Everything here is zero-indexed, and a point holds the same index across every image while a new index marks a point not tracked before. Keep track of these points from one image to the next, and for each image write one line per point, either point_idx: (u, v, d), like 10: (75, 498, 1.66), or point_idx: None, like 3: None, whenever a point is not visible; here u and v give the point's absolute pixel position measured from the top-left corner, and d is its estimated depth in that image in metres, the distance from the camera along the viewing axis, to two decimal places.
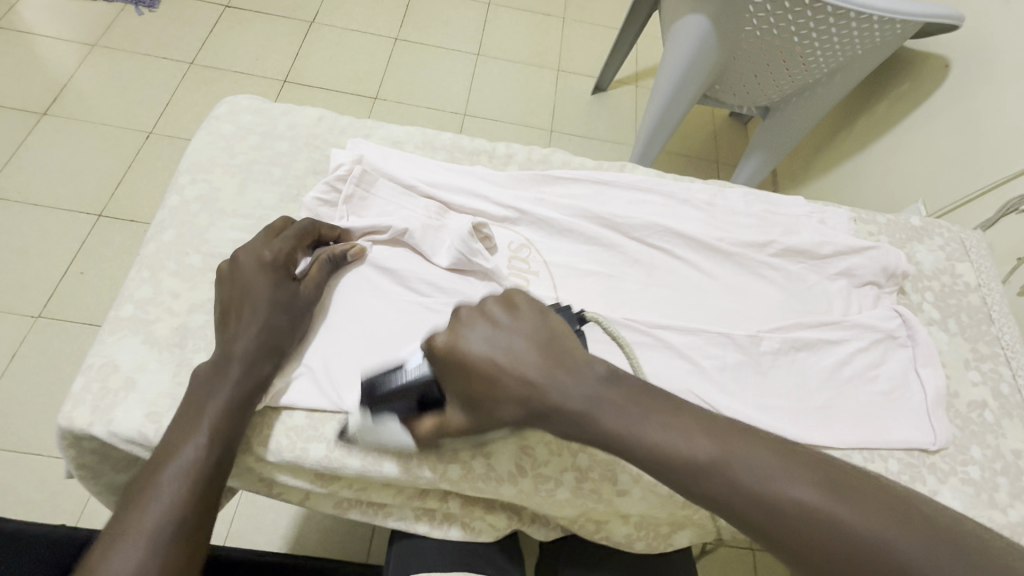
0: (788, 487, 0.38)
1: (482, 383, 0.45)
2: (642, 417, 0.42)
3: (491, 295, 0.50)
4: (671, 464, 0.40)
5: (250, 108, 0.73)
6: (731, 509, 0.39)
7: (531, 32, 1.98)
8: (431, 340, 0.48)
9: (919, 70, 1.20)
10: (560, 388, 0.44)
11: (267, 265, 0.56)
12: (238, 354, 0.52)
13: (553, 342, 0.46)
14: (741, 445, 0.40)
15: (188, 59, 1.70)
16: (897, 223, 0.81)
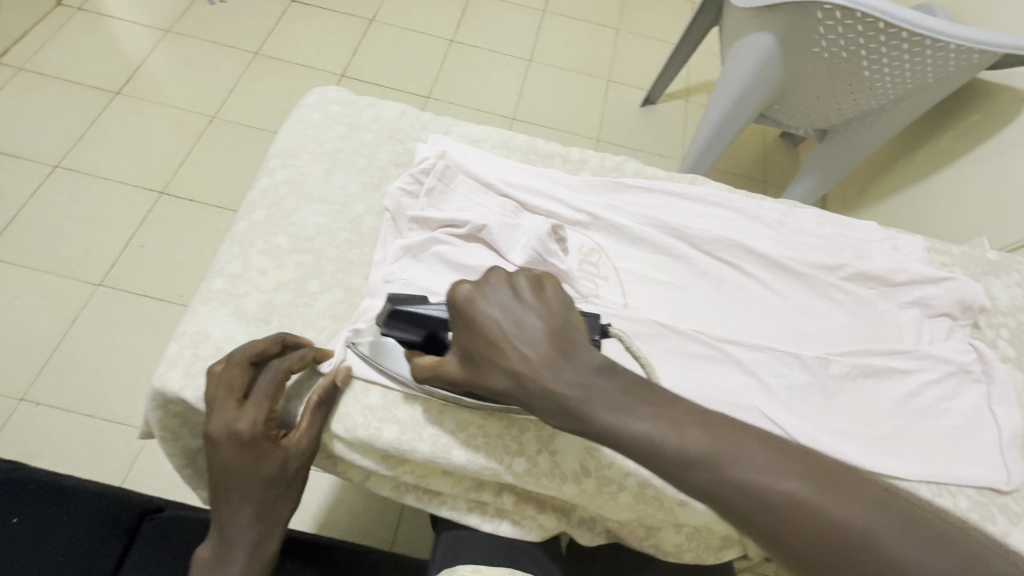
0: (774, 480, 0.38)
1: (484, 345, 0.45)
2: (633, 410, 0.41)
3: (522, 272, 0.48)
4: (660, 456, 0.40)
5: (338, 100, 0.76)
6: (718, 502, 0.39)
7: (585, 41, 2.00)
8: (453, 288, 0.46)
9: (993, 100, 1.16)
10: (558, 378, 0.43)
11: (243, 442, 0.50)
12: (245, 510, 0.51)
13: (564, 334, 0.45)
14: (729, 441, 0.40)
15: (252, 49, 1.76)
16: (972, 255, 0.79)
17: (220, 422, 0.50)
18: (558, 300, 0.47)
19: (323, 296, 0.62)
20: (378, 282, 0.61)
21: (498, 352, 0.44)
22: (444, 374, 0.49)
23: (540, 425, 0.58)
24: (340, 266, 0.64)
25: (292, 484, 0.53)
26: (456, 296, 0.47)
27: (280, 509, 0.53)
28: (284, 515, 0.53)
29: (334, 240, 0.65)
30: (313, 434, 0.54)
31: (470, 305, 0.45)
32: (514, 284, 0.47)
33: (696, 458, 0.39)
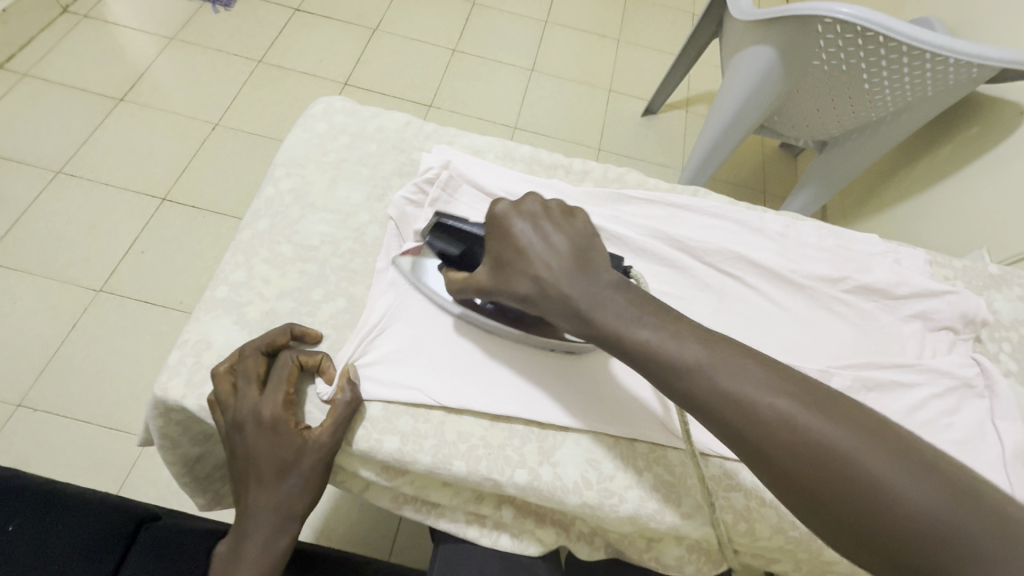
0: (764, 394, 0.40)
1: (511, 250, 0.50)
2: (637, 321, 0.45)
3: (554, 200, 0.53)
4: (657, 362, 0.43)
5: (343, 109, 0.76)
6: (702, 408, 0.41)
7: (587, 52, 2.01)
8: (493, 203, 0.52)
9: (992, 114, 1.16)
10: (574, 286, 0.47)
11: (259, 426, 0.51)
12: (263, 497, 0.51)
13: (586, 253, 0.48)
14: (726, 357, 0.41)
15: (257, 57, 1.77)
16: (973, 268, 0.80)
17: (239, 406, 0.52)
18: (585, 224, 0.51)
19: (326, 305, 0.62)
20: (382, 292, 0.61)
21: (522, 259, 0.49)
22: (471, 285, 0.53)
23: (542, 436, 0.58)
24: (343, 275, 0.64)
25: (308, 479, 0.53)
26: (493, 213, 0.52)
27: (297, 502, 0.53)
28: (298, 510, 0.53)
29: (338, 249, 0.65)
30: (337, 429, 0.54)
31: (504, 218, 0.51)
32: (546, 204, 0.52)
33: (689, 366, 0.42)
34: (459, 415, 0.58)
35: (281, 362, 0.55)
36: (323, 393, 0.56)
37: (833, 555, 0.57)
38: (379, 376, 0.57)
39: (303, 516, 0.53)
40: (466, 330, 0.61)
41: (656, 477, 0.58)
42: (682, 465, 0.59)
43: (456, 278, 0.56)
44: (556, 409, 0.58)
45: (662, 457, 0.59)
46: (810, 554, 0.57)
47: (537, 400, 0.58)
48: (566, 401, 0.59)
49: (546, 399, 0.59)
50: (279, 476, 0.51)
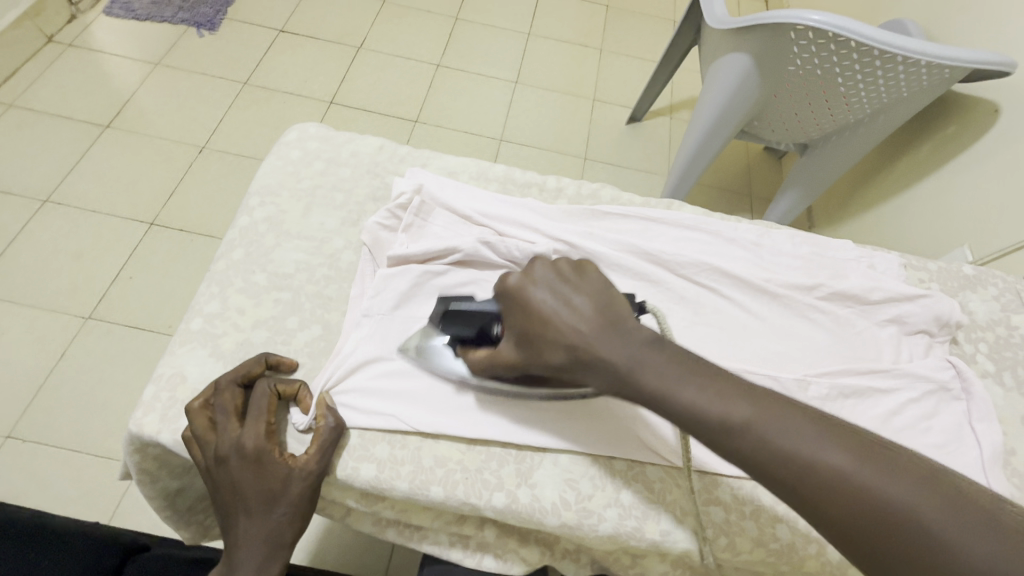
0: (816, 450, 0.38)
1: (536, 320, 0.47)
2: (678, 379, 0.42)
3: (562, 257, 0.51)
4: (701, 423, 0.41)
5: (317, 135, 0.77)
6: (754, 467, 0.39)
7: (569, 63, 2.03)
8: (504, 276, 0.50)
9: (967, 113, 1.18)
10: (609, 346, 0.44)
11: (242, 458, 0.51)
12: (252, 530, 0.50)
13: (609, 309, 0.46)
14: (773, 414, 0.40)
15: (242, 80, 1.79)
16: (948, 270, 0.80)
17: (220, 441, 0.52)
18: (599, 277, 0.49)
19: (301, 333, 0.62)
20: (357, 317, 0.62)
21: (547, 327, 0.46)
22: (500, 362, 0.51)
23: (520, 457, 0.58)
24: (318, 302, 0.64)
25: (299, 504, 0.52)
26: (507, 284, 0.50)
27: (286, 531, 0.51)
28: (290, 538, 0.51)
29: (312, 276, 0.65)
30: (323, 457, 0.54)
31: (522, 291, 0.48)
32: (557, 266, 0.50)
33: (734, 426, 0.40)
34: (436, 439, 0.58)
35: (259, 392, 0.55)
36: (299, 422, 0.56)
37: (815, 566, 0.57)
38: (359, 403, 0.57)
39: (294, 545, 0.52)
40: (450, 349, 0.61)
41: (635, 494, 0.57)
42: (661, 481, 0.59)
43: (480, 358, 0.53)
44: (533, 429, 0.58)
45: (640, 473, 0.59)
46: (792, 566, 0.57)
47: (514, 421, 0.59)
48: (543, 421, 0.59)
49: (531, 421, 0.59)
50: (270, 504, 0.51)
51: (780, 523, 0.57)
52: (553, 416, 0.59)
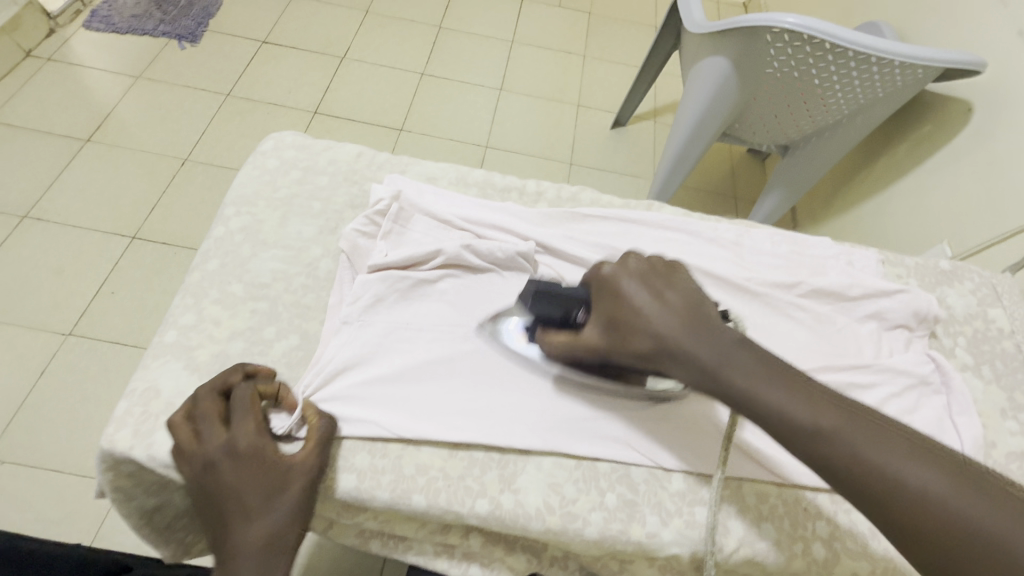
0: (910, 468, 0.40)
1: (628, 311, 0.50)
2: (768, 382, 0.44)
3: (656, 256, 0.54)
4: (790, 429, 0.43)
5: (294, 144, 0.76)
6: (843, 479, 0.41)
7: (553, 69, 2.05)
8: (600, 265, 0.54)
9: (941, 112, 1.20)
10: (699, 343, 0.47)
11: (236, 456, 0.50)
12: (251, 530, 0.47)
13: (698, 307, 0.50)
14: (862, 429, 0.41)
15: (225, 91, 1.78)
16: (925, 265, 0.81)
17: (210, 444, 0.50)
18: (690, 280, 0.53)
19: (278, 343, 0.61)
20: (337, 326, 0.61)
21: (636, 316, 0.50)
22: (582, 347, 0.54)
23: (502, 463, 0.57)
24: (295, 312, 0.63)
25: (298, 500, 0.50)
26: (602, 274, 0.54)
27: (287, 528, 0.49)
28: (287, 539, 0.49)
29: (290, 286, 0.65)
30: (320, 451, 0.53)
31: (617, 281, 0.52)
32: (650, 261, 0.53)
33: (827, 434, 0.41)
34: (418, 446, 0.57)
35: (243, 394, 0.54)
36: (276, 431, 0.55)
37: (802, 565, 0.56)
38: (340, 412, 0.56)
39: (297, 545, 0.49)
40: (436, 353, 0.61)
41: (619, 496, 0.57)
42: (646, 483, 0.58)
43: (562, 341, 0.55)
44: (515, 434, 0.58)
45: (624, 476, 0.58)
46: (779, 566, 0.56)
47: (496, 427, 0.58)
48: (526, 424, 0.58)
49: (514, 425, 0.58)
50: (268, 497, 0.49)
51: (765, 523, 0.57)
52: (537, 420, 0.59)
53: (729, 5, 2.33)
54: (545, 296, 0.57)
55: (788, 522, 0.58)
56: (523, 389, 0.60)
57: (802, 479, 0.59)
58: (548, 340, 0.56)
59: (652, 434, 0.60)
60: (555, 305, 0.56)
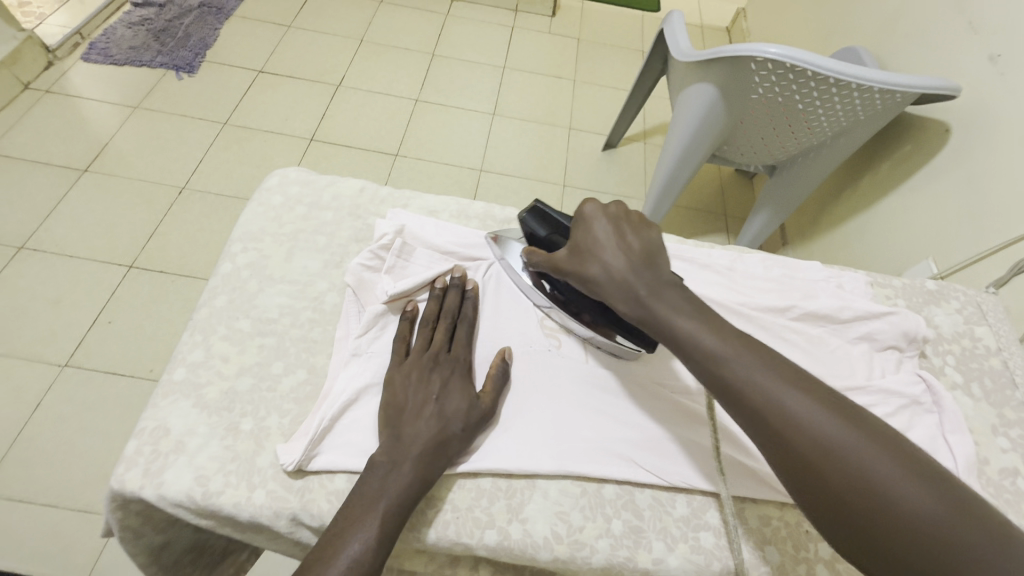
0: (790, 391, 0.45)
1: (591, 244, 0.59)
2: (685, 314, 0.52)
3: (634, 210, 0.62)
4: (693, 347, 0.50)
5: (298, 180, 0.78)
6: (728, 391, 0.47)
7: (544, 94, 2.10)
8: (583, 203, 0.62)
9: (922, 133, 1.25)
10: (638, 276, 0.56)
11: (429, 370, 0.59)
12: (429, 434, 0.55)
13: (652, 255, 0.57)
14: (752, 357, 0.48)
15: (222, 120, 1.81)
16: (912, 286, 0.84)
17: (412, 361, 0.60)
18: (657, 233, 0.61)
19: (286, 378, 0.62)
20: (345, 358, 0.62)
21: (594, 246, 0.59)
22: (550, 264, 0.63)
23: (510, 493, 0.58)
24: (303, 346, 0.64)
25: (465, 440, 0.57)
26: (582, 210, 0.62)
27: (450, 449, 0.55)
28: (354, 555, 0.47)
29: (297, 320, 0.66)
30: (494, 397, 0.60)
31: (593, 218, 0.61)
32: (627, 211, 0.62)
33: (727, 357, 0.48)
34: None
35: (444, 326, 0.63)
36: (287, 464, 0.55)
37: None
38: (350, 448, 0.56)
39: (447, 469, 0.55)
40: None
41: (625, 523, 0.58)
42: (651, 509, 0.59)
43: (540, 254, 0.65)
44: (523, 461, 0.58)
45: (629, 502, 0.59)
46: None
47: (504, 454, 0.58)
48: (535, 449, 0.59)
49: (521, 454, 0.59)
50: (447, 423, 0.56)
51: (769, 546, 0.58)
52: (545, 446, 0.60)
53: (713, 31, 2.42)
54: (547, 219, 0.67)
55: (792, 544, 0.59)
56: (527, 417, 0.61)
57: None
58: (532, 253, 0.66)
59: (659, 460, 0.60)
60: (545, 228, 0.66)
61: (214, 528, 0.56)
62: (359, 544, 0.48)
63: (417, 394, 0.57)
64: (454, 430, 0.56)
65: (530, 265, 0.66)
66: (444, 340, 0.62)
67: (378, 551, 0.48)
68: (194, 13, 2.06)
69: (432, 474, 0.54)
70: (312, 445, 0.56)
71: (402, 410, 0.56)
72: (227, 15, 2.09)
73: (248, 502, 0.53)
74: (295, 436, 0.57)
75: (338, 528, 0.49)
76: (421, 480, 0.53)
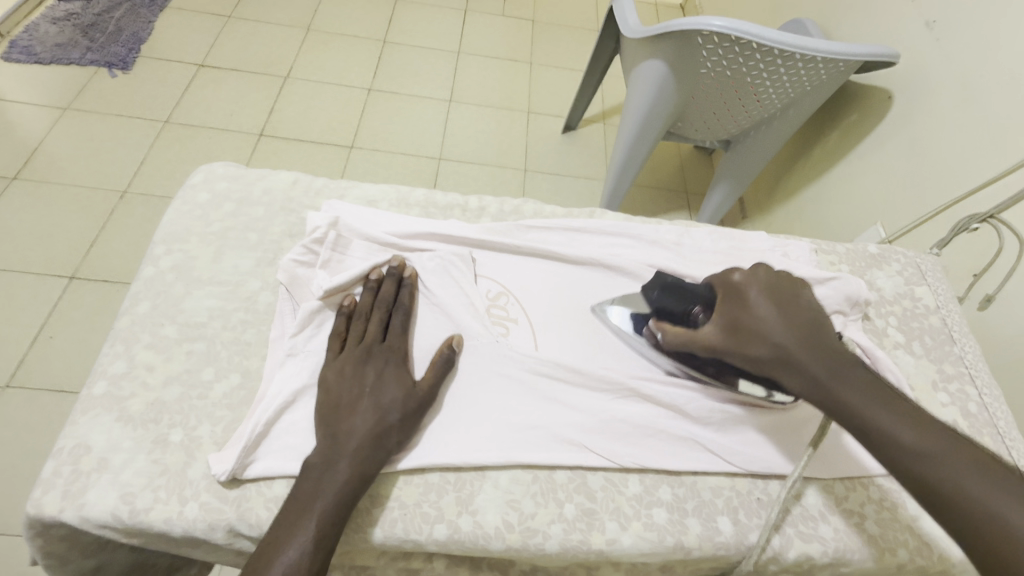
0: (996, 495, 0.42)
1: (750, 320, 0.55)
2: (874, 405, 0.48)
3: (783, 273, 0.59)
4: (885, 441, 0.46)
5: (226, 175, 0.74)
6: (935, 495, 0.44)
7: (501, 77, 2.06)
8: (731, 271, 0.60)
9: (867, 101, 1.27)
10: (813, 358, 0.51)
11: (363, 367, 0.57)
12: (361, 429, 0.53)
13: (818, 331, 0.54)
14: (944, 452, 0.45)
15: (162, 118, 1.72)
16: (855, 251, 0.86)
17: (344, 359, 0.58)
18: (809, 299, 0.58)
19: (219, 384, 0.58)
20: (280, 359, 0.59)
21: (757, 323, 0.54)
22: (698, 343, 0.59)
23: (459, 485, 0.57)
24: (235, 349, 0.61)
25: (405, 434, 0.55)
26: (731, 279, 0.59)
27: (388, 442, 0.54)
28: (293, 559, 0.46)
29: (228, 322, 0.62)
30: (436, 386, 0.58)
31: (745, 289, 0.57)
32: (778, 276, 0.58)
33: (919, 450, 0.45)
34: None
35: (377, 318, 0.61)
36: (220, 473, 0.52)
37: (759, 552, 0.58)
38: (286, 452, 0.54)
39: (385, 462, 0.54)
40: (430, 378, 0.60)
41: (578, 506, 0.57)
42: (603, 490, 0.59)
43: (673, 331, 0.61)
44: (469, 449, 0.57)
45: (582, 485, 0.59)
46: (741, 557, 0.58)
47: (449, 446, 0.57)
48: (484, 436, 0.58)
49: (468, 445, 0.58)
50: (383, 417, 0.54)
51: (721, 516, 0.59)
52: (491, 434, 0.59)
53: (665, 7, 2.41)
54: (676, 292, 0.65)
55: (742, 513, 0.59)
56: (474, 408, 0.60)
57: (748, 464, 0.61)
58: (664, 330, 0.62)
59: (608, 437, 0.60)
60: (676, 299, 0.64)
61: (148, 546, 0.53)
62: (297, 551, 0.46)
63: (349, 391, 0.56)
64: (392, 420, 0.55)
65: (663, 341, 0.62)
66: (377, 334, 0.60)
67: (318, 558, 0.47)
68: (125, 6, 1.94)
69: (369, 469, 0.52)
70: (245, 453, 0.53)
71: (341, 404, 0.55)
72: (161, 6, 1.97)
73: (179, 517, 0.51)
74: (227, 446, 0.54)
75: (281, 537, 0.47)
76: (361, 474, 0.51)
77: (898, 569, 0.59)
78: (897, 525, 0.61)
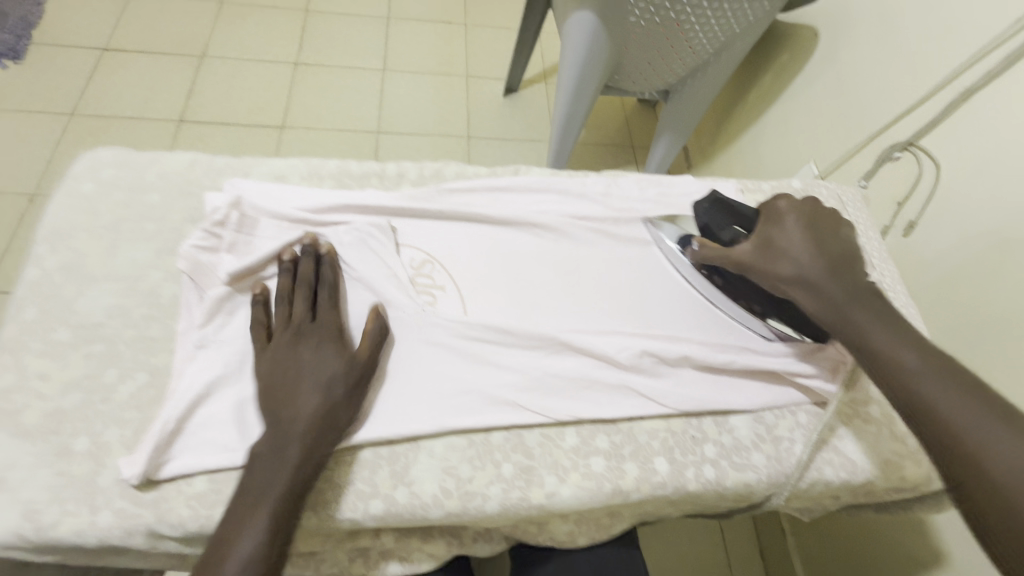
0: (972, 411, 0.44)
1: (782, 244, 0.59)
2: (885, 329, 0.51)
3: (827, 209, 0.62)
4: (887, 358, 0.50)
5: (113, 162, 0.68)
6: (910, 405, 0.47)
7: (434, 41, 1.97)
8: (777, 198, 0.62)
9: (795, 40, 1.27)
10: (834, 281, 0.55)
11: (282, 348, 0.55)
12: (305, 413, 0.51)
13: (849, 260, 0.57)
14: (941, 374, 0.47)
15: (67, 110, 1.57)
16: (780, 187, 0.87)
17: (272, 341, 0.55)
18: (848, 237, 0.61)
19: (124, 385, 0.55)
20: (190, 352, 0.56)
21: (789, 244, 0.58)
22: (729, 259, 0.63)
23: (393, 459, 0.55)
24: (140, 347, 0.57)
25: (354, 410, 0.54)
26: (775, 204, 0.62)
27: (336, 420, 0.52)
28: (247, 553, 0.45)
29: (129, 320, 0.58)
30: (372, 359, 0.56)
31: (783, 217, 0.61)
32: (822, 209, 0.62)
33: (912, 367, 0.48)
34: None
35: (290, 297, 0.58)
36: (131, 477, 0.49)
37: (696, 488, 0.59)
38: (203, 447, 0.52)
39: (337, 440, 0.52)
40: None
41: (516, 464, 0.57)
42: (541, 446, 0.59)
43: (711, 248, 0.66)
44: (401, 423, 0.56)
45: (519, 444, 0.58)
46: (679, 494, 0.59)
47: (378, 420, 0.56)
48: (417, 406, 0.57)
49: (401, 417, 0.56)
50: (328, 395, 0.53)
51: (658, 458, 0.60)
52: (424, 404, 0.57)
53: None
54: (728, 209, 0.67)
55: (678, 452, 0.61)
56: (405, 380, 0.58)
57: (680, 404, 0.62)
58: (704, 244, 0.66)
59: (541, 394, 0.60)
60: (723, 215, 0.67)
61: (65, 561, 0.50)
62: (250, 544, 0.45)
63: (279, 372, 0.53)
64: (338, 396, 0.53)
65: (700, 255, 0.67)
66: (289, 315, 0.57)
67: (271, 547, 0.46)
68: None
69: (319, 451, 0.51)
70: (156, 454, 0.50)
71: (275, 386, 0.53)
72: None
73: (92, 527, 0.48)
74: (137, 449, 0.51)
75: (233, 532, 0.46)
76: (312, 455, 0.50)
77: (826, 487, 0.63)
78: (825, 447, 0.64)
